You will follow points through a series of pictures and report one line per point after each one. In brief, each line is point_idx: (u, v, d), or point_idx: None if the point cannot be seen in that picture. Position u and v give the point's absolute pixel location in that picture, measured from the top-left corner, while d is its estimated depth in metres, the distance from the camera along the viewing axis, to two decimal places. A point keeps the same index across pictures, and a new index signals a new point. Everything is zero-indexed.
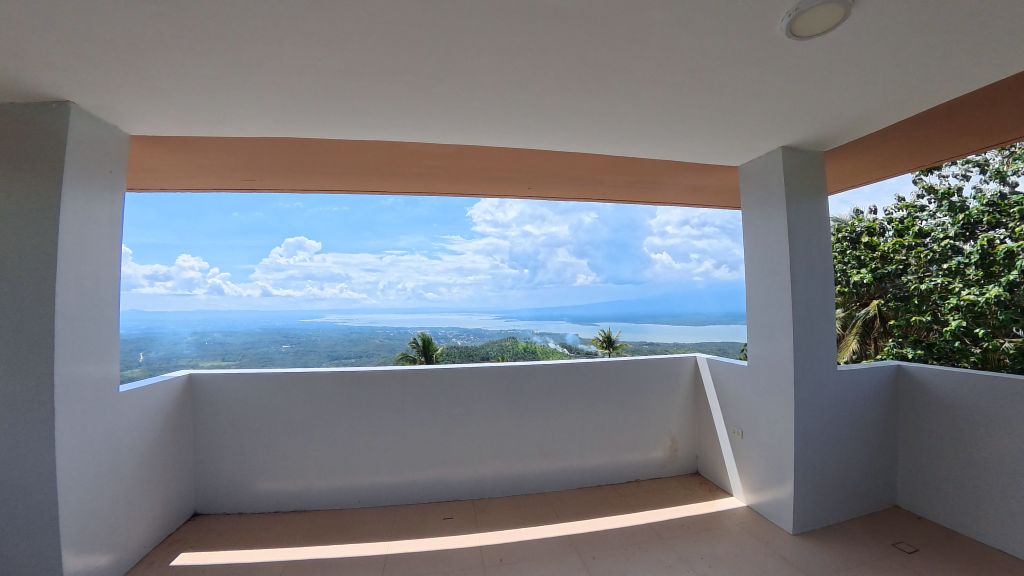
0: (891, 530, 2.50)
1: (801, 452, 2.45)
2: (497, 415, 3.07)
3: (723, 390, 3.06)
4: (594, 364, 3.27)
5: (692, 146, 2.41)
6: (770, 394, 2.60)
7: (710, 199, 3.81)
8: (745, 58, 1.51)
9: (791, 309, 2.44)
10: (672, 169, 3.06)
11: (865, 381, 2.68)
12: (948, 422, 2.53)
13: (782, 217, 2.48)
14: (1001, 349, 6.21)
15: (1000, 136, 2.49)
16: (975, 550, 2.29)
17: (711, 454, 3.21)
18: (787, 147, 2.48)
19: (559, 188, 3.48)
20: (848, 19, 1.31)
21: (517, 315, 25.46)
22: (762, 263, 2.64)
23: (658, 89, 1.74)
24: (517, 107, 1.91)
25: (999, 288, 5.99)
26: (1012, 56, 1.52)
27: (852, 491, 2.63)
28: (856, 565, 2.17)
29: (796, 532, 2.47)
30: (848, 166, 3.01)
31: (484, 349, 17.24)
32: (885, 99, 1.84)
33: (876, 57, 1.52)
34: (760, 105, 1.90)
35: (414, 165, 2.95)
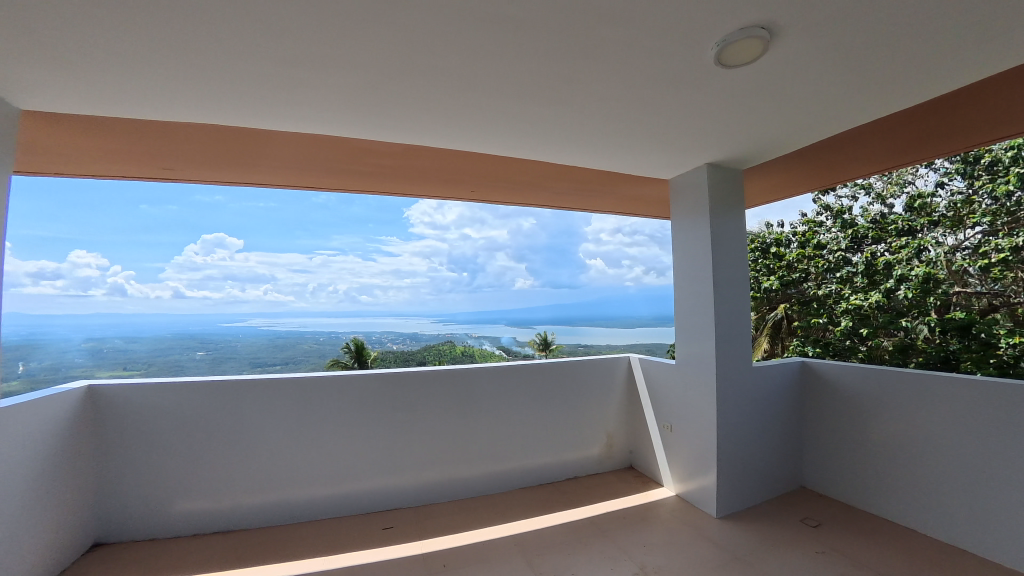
0: (798, 508, 2.80)
1: (723, 443, 2.68)
2: (439, 419, 3.04)
3: (654, 387, 3.26)
4: (535, 365, 3.35)
5: (630, 158, 2.56)
6: (696, 390, 2.82)
7: (643, 209, 4.06)
8: (679, 80, 1.64)
9: (714, 312, 2.67)
10: (610, 179, 3.23)
11: (776, 377, 2.98)
12: (845, 411, 2.89)
13: (707, 228, 2.71)
14: (882, 347, 7.20)
15: (885, 164, 2.90)
16: (867, 522, 2.62)
17: (644, 449, 3.40)
18: (712, 164, 2.71)
19: (506, 193, 3.55)
20: (769, 51, 1.46)
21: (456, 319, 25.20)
22: (689, 269, 2.86)
23: (601, 102, 1.83)
24: (467, 110, 1.92)
25: (879, 293, 7.19)
26: (889, 95, 1.79)
27: (766, 476, 2.91)
28: (772, 542, 2.40)
29: (721, 517, 2.68)
30: (764, 183, 3.33)
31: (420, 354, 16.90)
32: (795, 124, 2.08)
33: (787, 87, 1.71)
34: (690, 124, 2.06)
35: (359, 162, 2.87)
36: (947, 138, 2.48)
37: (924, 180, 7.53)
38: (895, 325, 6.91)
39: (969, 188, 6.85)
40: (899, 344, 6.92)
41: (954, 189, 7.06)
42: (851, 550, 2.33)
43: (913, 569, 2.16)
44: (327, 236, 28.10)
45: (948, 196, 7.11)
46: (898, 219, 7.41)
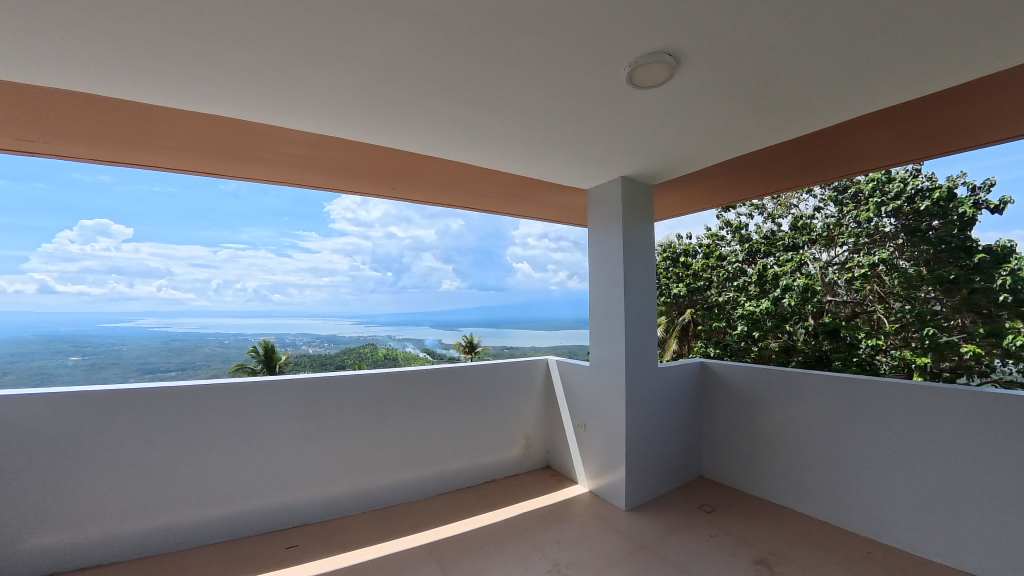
0: (695, 495, 3.07)
1: (631, 439, 2.85)
2: (352, 427, 2.89)
3: (570, 388, 3.38)
4: (455, 369, 3.32)
5: (552, 167, 2.64)
6: (607, 390, 2.97)
7: (563, 216, 4.20)
8: (595, 95, 1.72)
9: (624, 317, 2.83)
10: (533, 185, 3.30)
11: (678, 377, 3.24)
12: (735, 406, 3.23)
13: (620, 237, 2.87)
14: (769, 347, 8.07)
15: (776, 185, 3.27)
16: (751, 504, 2.94)
17: (561, 448, 3.52)
18: (626, 177, 2.88)
19: (429, 193, 3.48)
20: (674, 77, 1.59)
21: (379, 320, 24.10)
22: (604, 276, 3.00)
23: (523, 110, 1.86)
24: (387, 106, 1.85)
25: (768, 301, 8.06)
26: (770, 125, 2.04)
27: (669, 468, 3.15)
28: (674, 529, 2.59)
29: (629, 510, 2.85)
30: (669, 198, 3.62)
31: (340, 358, 15.80)
32: (698, 145, 2.28)
33: (689, 111, 1.88)
34: (607, 138, 2.17)
35: (264, 150, 2.62)
36: (826, 167, 2.86)
37: (805, 205, 8.69)
38: (781, 328, 7.88)
39: (838, 214, 8.15)
40: (784, 345, 7.80)
41: (827, 213, 8.32)
42: (740, 531, 2.59)
43: (788, 543, 2.45)
44: (236, 228, 24.25)
45: (823, 219, 8.35)
46: (784, 237, 8.50)
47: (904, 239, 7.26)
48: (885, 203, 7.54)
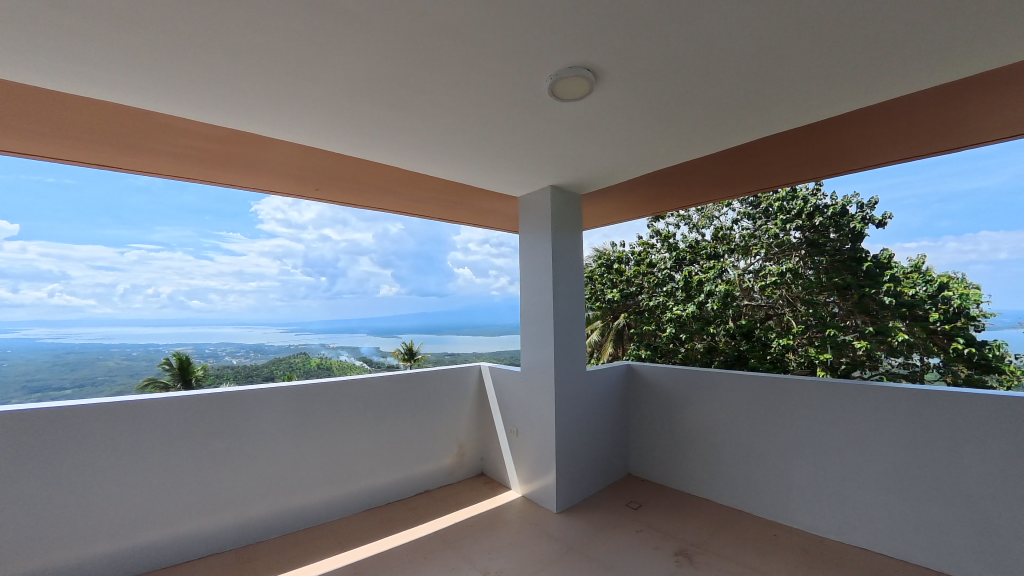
0: (621, 493, 3.19)
1: (561, 443, 2.91)
2: (268, 444, 2.68)
3: (502, 394, 3.39)
4: (384, 379, 3.21)
5: (482, 173, 2.64)
6: (538, 395, 3.01)
7: (497, 222, 4.22)
8: (520, 103, 1.75)
9: (553, 323, 2.90)
10: (467, 192, 3.30)
11: (605, 380, 3.36)
12: (658, 407, 3.42)
13: (550, 245, 2.93)
14: (695, 348, 8.65)
15: (696, 199, 3.53)
16: (672, 498, 3.11)
17: (494, 455, 3.51)
18: (554, 187, 2.95)
19: (352, 194, 3.34)
20: (594, 91, 1.65)
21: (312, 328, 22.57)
22: (535, 283, 3.04)
23: (449, 115, 1.85)
24: (308, 101, 1.75)
25: (694, 305, 8.65)
26: (682, 141, 2.19)
27: (598, 469, 3.25)
28: (602, 528, 2.67)
29: (560, 512, 2.89)
30: (597, 208, 3.76)
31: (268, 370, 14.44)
32: (619, 157, 2.40)
33: (610, 125, 1.96)
34: (533, 147, 2.22)
35: (170, 142, 2.38)
36: (741, 182, 3.14)
37: (725, 217, 9.39)
38: (705, 331, 8.49)
39: (753, 227, 8.89)
40: (708, 346, 8.41)
41: (744, 226, 9.01)
42: (663, 524, 2.73)
43: (704, 533, 2.62)
44: (149, 228, 19.88)
45: (740, 230, 9.07)
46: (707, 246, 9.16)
47: (806, 250, 8.14)
48: (790, 219, 8.41)
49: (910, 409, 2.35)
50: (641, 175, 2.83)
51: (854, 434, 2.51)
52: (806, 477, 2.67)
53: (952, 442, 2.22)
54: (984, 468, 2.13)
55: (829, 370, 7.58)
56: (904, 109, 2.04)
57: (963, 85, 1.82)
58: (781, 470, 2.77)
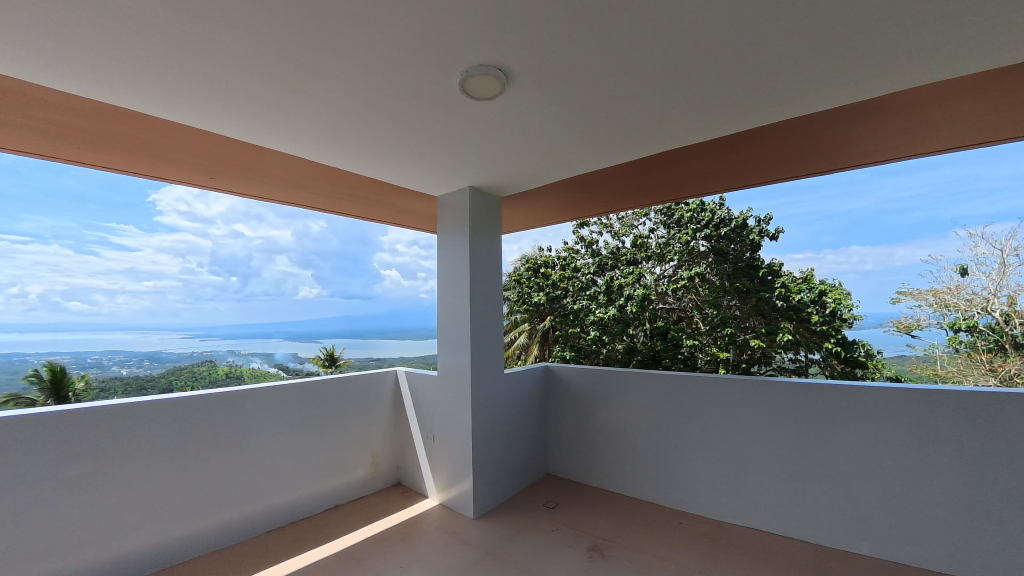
0: (539, 492, 3.25)
1: (478, 447, 2.88)
2: (144, 467, 2.33)
3: (419, 400, 3.30)
4: (287, 388, 2.96)
5: (397, 169, 2.55)
6: (454, 400, 2.96)
7: (417, 222, 4.11)
8: (432, 99, 1.70)
9: (469, 327, 2.87)
10: (385, 189, 3.18)
11: (523, 382, 3.39)
12: (574, 406, 3.53)
13: (467, 246, 2.90)
14: (616, 349, 9.05)
15: (616, 206, 3.70)
16: (587, 494, 3.22)
17: (411, 463, 3.40)
18: (473, 188, 2.93)
19: (259, 187, 3.07)
20: (506, 92, 1.66)
21: (223, 334, 18.81)
22: (452, 285, 2.99)
23: (356, 105, 1.75)
24: (192, 77, 1.54)
25: (614, 308, 9.08)
26: (593, 150, 2.28)
27: (516, 471, 3.26)
28: (519, 530, 2.68)
29: (478, 517, 2.86)
30: (519, 211, 3.79)
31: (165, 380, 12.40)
32: (535, 161, 2.44)
33: (524, 128, 1.99)
34: (450, 145, 2.18)
35: (22, 114, 1.99)
36: (658, 191, 3.34)
37: (642, 226, 9.99)
38: (625, 332, 8.95)
39: (667, 236, 9.56)
40: (628, 347, 8.86)
41: (660, 234, 9.69)
42: (578, 522, 2.79)
43: (615, 526, 2.73)
44: (15, 215, 15.05)
45: (656, 238, 9.71)
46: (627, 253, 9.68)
47: (713, 259, 8.91)
48: (700, 229, 9.15)
49: (786, 399, 2.65)
50: (564, 178, 2.88)
51: (742, 424, 2.79)
52: (704, 466, 2.90)
53: (819, 424, 2.55)
54: (842, 445, 2.47)
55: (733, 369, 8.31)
56: (792, 127, 2.28)
57: (841, 111, 2.11)
58: (684, 461, 2.98)
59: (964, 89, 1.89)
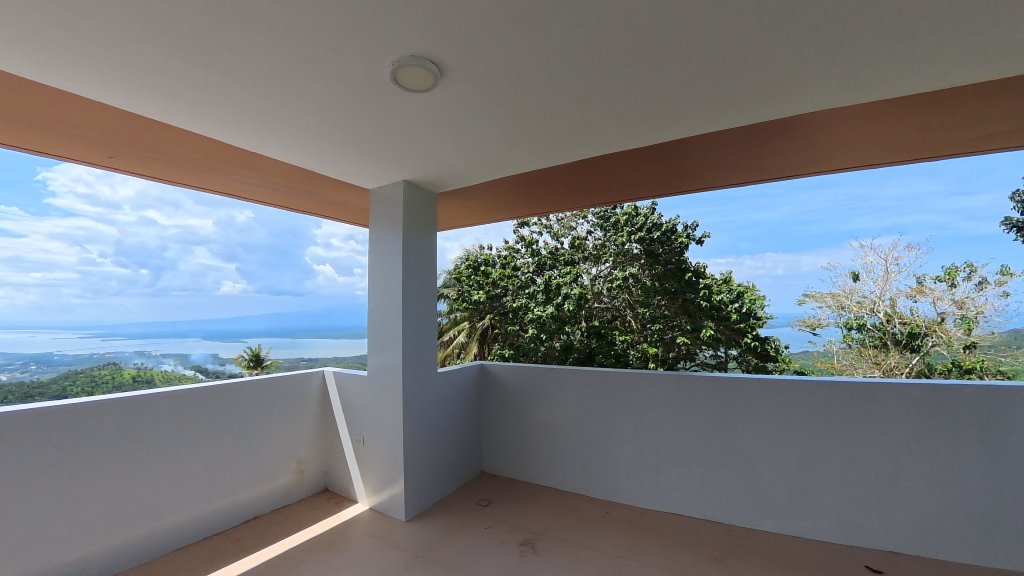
0: (473, 490, 3.24)
1: (410, 447, 2.82)
2: (18, 486, 2.00)
3: (348, 401, 3.16)
4: (200, 390, 2.69)
5: (325, 159, 2.42)
6: (385, 400, 2.86)
7: (349, 215, 3.94)
8: (361, 85, 1.63)
9: (401, 325, 2.79)
10: (315, 179, 3.02)
11: (457, 380, 3.36)
12: (508, 404, 3.56)
13: (400, 242, 2.83)
14: (554, 346, 9.25)
15: (553, 206, 3.77)
16: (521, 490, 3.27)
17: (339, 467, 3.25)
18: (408, 182, 2.85)
19: (175, 171, 2.81)
20: (439, 86, 1.63)
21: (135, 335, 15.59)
22: (384, 282, 2.89)
23: (277, 85, 1.62)
24: (75, 39, 1.34)
25: (552, 306, 9.29)
26: (530, 150, 2.30)
27: (451, 470, 3.23)
28: (453, 529, 2.66)
29: (409, 520, 2.80)
30: (456, 207, 3.75)
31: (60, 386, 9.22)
32: (471, 158, 2.43)
33: (459, 123, 1.96)
34: (382, 136, 2.11)
35: None
36: (594, 194, 3.45)
37: (580, 228, 10.29)
38: (563, 330, 9.16)
39: (604, 238, 9.95)
40: (565, 344, 9.09)
41: (596, 236, 10.06)
42: (512, 518, 2.82)
43: (547, 520, 2.80)
44: None
45: (593, 240, 10.08)
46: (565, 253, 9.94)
47: (644, 261, 9.37)
48: (634, 232, 9.60)
49: (701, 392, 2.86)
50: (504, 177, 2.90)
51: (663, 415, 2.96)
52: (630, 457, 3.05)
53: (730, 414, 2.77)
54: (748, 433, 2.71)
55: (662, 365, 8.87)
56: (714, 140, 2.47)
57: (753, 127, 2.31)
58: (612, 452, 3.11)
59: (857, 113, 2.16)
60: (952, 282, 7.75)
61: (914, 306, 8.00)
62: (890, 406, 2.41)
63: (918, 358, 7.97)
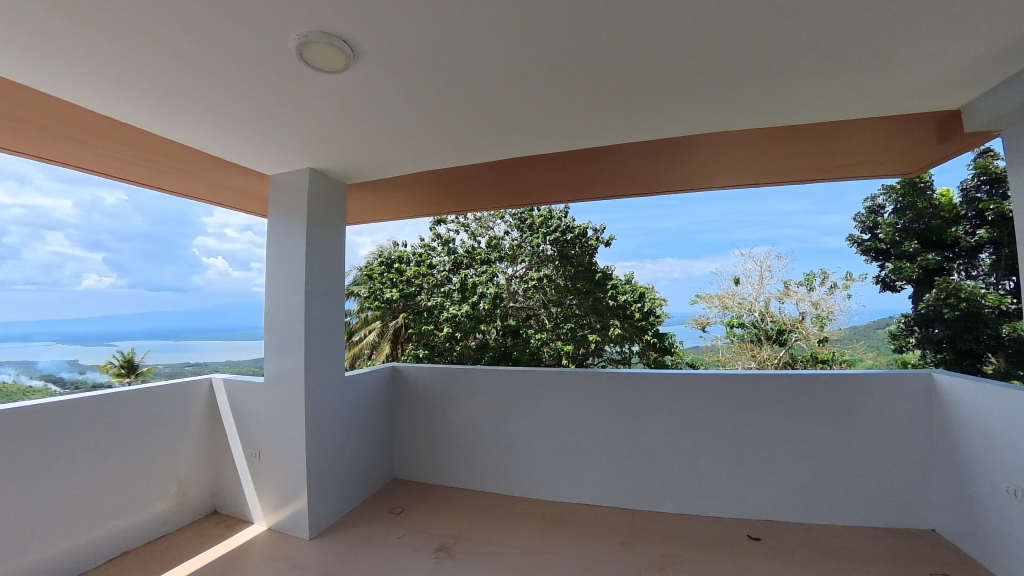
0: (386, 499, 3.09)
1: (315, 458, 2.61)
2: None
3: (240, 412, 2.83)
4: (53, 407, 2.21)
5: (213, 138, 2.13)
6: (285, 408, 2.62)
7: (241, 203, 3.53)
8: (261, 59, 1.45)
9: (304, 327, 2.57)
10: (200, 159, 2.66)
11: (367, 384, 3.18)
12: (422, 406, 3.46)
13: (303, 235, 2.60)
14: (469, 346, 9.21)
15: (468, 205, 3.72)
16: (436, 493, 3.19)
17: (231, 486, 2.90)
18: (314, 170, 2.64)
19: (12, 139, 2.29)
20: (351, 70, 1.52)
21: None
22: (285, 279, 2.64)
23: (154, 47, 1.38)
24: None
25: (468, 305, 9.21)
26: (449, 146, 2.25)
27: (361, 480, 3.05)
28: (364, 542, 2.51)
29: (314, 537, 2.58)
30: (368, 200, 3.55)
31: None
32: (384, 149, 2.31)
33: (372, 111, 1.85)
34: (286, 118, 1.91)
35: None
36: (510, 195, 3.44)
37: (498, 228, 10.39)
38: (478, 328, 9.13)
39: (520, 239, 10.15)
40: (481, 343, 9.10)
41: (513, 237, 10.22)
42: (427, 524, 2.74)
43: (464, 522, 2.76)
44: None
45: (510, 240, 10.24)
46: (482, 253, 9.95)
47: (558, 262, 9.74)
48: (549, 233, 9.88)
49: (609, 388, 3.01)
50: (419, 171, 2.78)
51: (574, 412, 3.07)
52: (544, 453, 3.12)
53: (634, 408, 2.96)
54: (651, 424, 2.92)
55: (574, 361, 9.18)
56: (624, 151, 2.63)
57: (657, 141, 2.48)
58: (527, 450, 3.16)
59: (746, 136, 2.42)
60: (810, 286, 9.18)
61: (782, 306, 9.28)
62: (764, 394, 2.75)
63: (783, 351, 9.20)
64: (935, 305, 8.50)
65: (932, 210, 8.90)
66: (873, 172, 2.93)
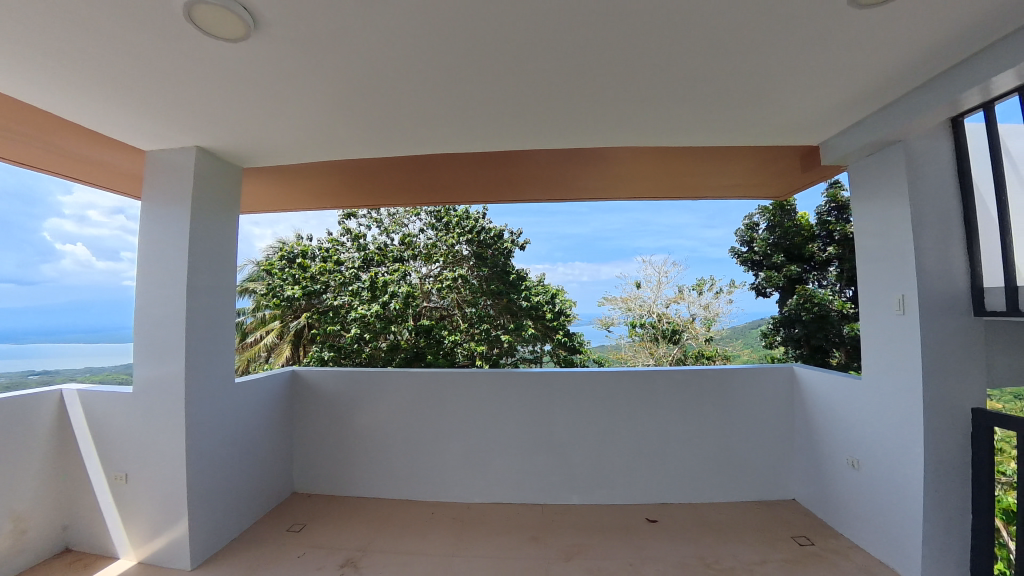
0: (283, 515, 2.83)
1: (197, 475, 2.30)
2: None
3: (102, 427, 2.41)
4: None
5: (67, 101, 1.78)
6: (160, 420, 2.28)
7: (104, 180, 2.98)
8: (136, 15, 1.25)
9: (185, 326, 2.26)
10: (48, 125, 2.20)
11: (262, 390, 2.89)
12: (326, 413, 3.22)
13: (187, 223, 2.28)
14: (379, 347, 8.86)
15: (381, 199, 3.53)
16: (341, 505, 3.00)
17: (89, 516, 2.45)
18: (201, 150, 2.33)
19: None
20: (251, 40, 1.37)
21: None
22: (161, 272, 2.29)
23: None
24: None
25: (379, 305, 8.82)
26: (362, 135, 2.13)
27: (255, 496, 2.76)
28: (256, 565, 2.27)
29: (196, 566, 2.28)
30: (266, 187, 3.21)
31: None
32: (287, 133, 2.11)
33: (275, 88, 1.68)
34: (169, 86, 1.66)
35: None
36: (426, 191, 3.34)
37: (413, 225, 10.09)
38: (388, 329, 8.81)
39: (435, 237, 9.95)
40: (391, 344, 8.78)
41: (428, 236, 9.99)
42: (330, 538, 2.56)
43: (371, 533, 2.63)
44: None
45: (425, 238, 10.00)
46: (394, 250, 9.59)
47: (473, 262, 9.74)
48: (464, 233, 9.83)
49: (522, 387, 3.07)
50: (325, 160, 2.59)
51: (488, 412, 3.08)
52: (457, 455, 3.08)
53: (546, 406, 3.05)
54: (562, 421, 3.03)
55: (487, 361, 9.27)
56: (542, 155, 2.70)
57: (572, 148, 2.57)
58: (440, 453, 3.10)
59: (650, 150, 2.63)
60: (700, 291, 10.37)
61: (678, 308, 10.32)
62: (661, 389, 2.99)
63: (677, 348, 10.14)
64: (794, 308, 9.84)
65: (795, 228, 10.38)
66: (751, 193, 3.33)
